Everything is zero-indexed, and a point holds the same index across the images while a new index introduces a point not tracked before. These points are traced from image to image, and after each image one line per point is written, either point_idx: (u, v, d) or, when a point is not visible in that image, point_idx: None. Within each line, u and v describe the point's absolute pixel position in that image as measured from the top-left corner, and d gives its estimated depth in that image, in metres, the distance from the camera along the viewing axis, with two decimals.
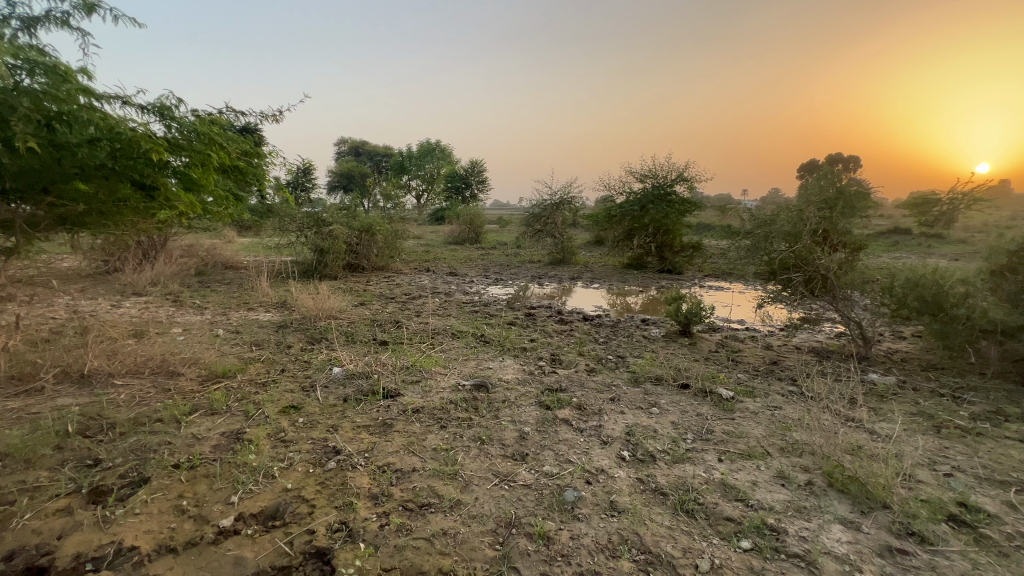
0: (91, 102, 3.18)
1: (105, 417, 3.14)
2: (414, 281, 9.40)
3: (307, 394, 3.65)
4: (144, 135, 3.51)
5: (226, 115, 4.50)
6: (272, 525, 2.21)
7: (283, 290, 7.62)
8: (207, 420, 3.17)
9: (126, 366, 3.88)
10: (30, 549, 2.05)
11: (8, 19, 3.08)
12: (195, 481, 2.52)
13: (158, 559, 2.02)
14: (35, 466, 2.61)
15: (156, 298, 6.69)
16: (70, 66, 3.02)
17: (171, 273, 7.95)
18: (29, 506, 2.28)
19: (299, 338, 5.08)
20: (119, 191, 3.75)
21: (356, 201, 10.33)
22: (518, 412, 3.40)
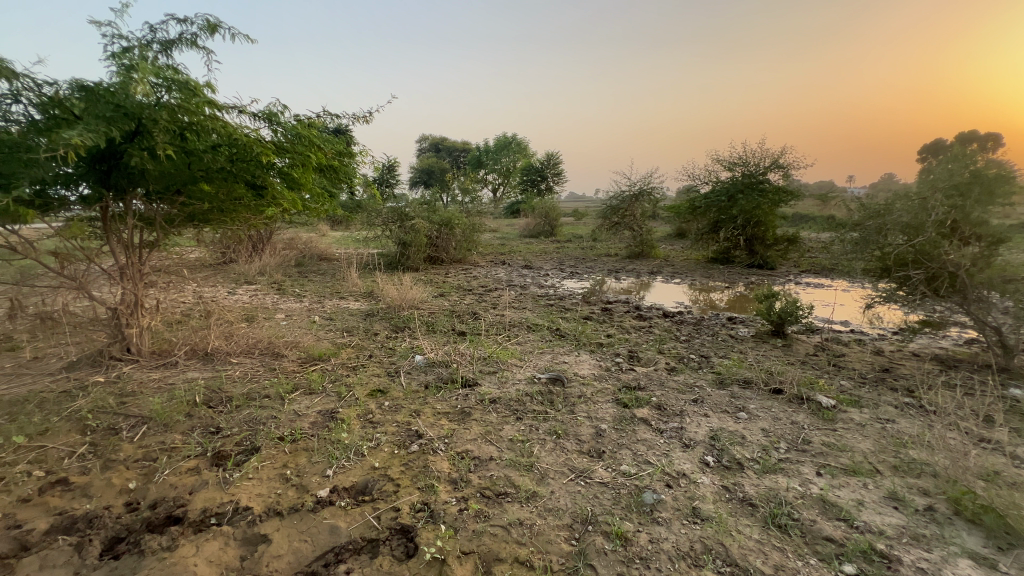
0: (214, 112, 3.60)
1: (224, 391, 3.57)
2: (490, 273, 9.60)
3: (392, 379, 3.87)
4: (256, 139, 3.90)
5: (323, 118, 4.89)
6: (362, 499, 2.38)
7: (371, 281, 8.14)
8: (307, 399, 3.49)
9: (241, 346, 4.37)
10: (169, 501, 2.40)
11: (150, 44, 3.56)
12: (297, 453, 2.79)
13: (267, 520, 2.26)
14: (172, 430, 3.03)
15: (264, 286, 7.46)
16: (198, 81, 3.43)
17: (275, 264, 8.83)
18: (168, 464, 2.67)
19: (385, 326, 5.41)
20: (236, 191, 4.22)
21: (437, 196, 10.73)
22: (595, 409, 3.36)
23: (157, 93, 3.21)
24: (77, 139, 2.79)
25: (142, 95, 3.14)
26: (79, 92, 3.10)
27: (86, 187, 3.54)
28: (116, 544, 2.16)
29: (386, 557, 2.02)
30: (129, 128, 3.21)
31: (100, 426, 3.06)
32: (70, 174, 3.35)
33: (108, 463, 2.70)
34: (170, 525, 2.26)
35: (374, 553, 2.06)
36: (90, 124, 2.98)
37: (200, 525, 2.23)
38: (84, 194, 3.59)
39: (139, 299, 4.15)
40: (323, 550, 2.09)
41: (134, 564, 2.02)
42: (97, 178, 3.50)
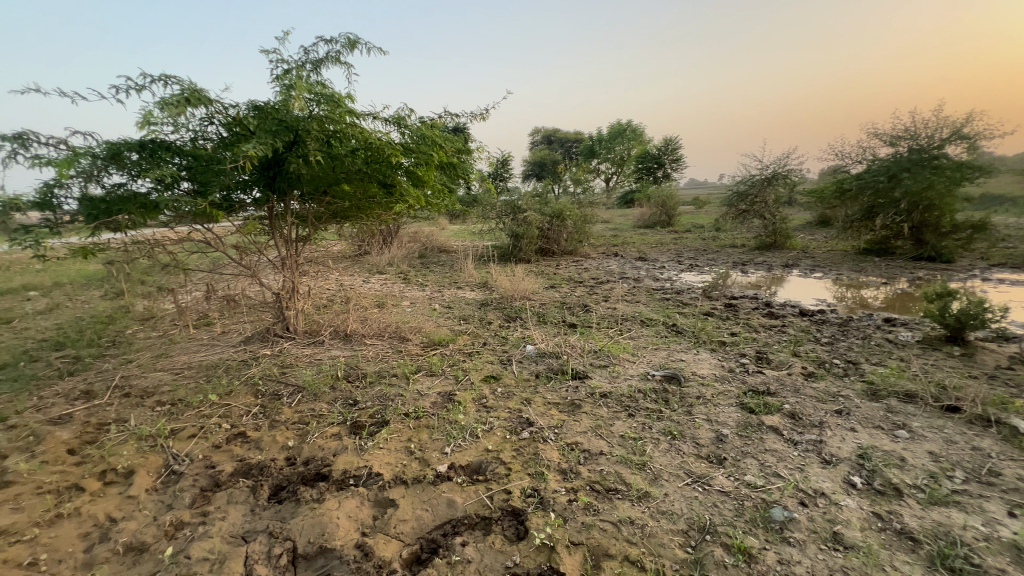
0: (353, 120, 4.03)
1: (360, 368, 4.02)
2: (602, 265, 9.41)
3: (505, 367, 4.02)
4: (387, 142, 4.28)
5: (444, 118, 5.20)
6: (477, 479, 2.52)
7: (486, 271, 8.50)
8: (428, 380, 3.79)
9: (373, 330, 4.89)
10: (318, 460, 2.79)
11: (305, 65, 4.10)
12: (420, 429, 3.04)
13: (395, 487, 2.51)
14: (320, 399, 3.52)
15: (393, 276, 8.21)
16: (341, 93, 3.88)
17: (402, 256, 9.69)
18: (317, 428, 3.10)
19: (498, 315, 5.63)
20: (370, 190, 4.69)
21: (549, 187, 10.77)
22: (715, 412, 3.13)
23: (311, 107, 3.70)
24: (252, 151, 3.35)
25: (300, 110, 3.64)
26: (254, 112, 3.69)
27: (258, 191, 4.21)
28: (279, 491, 2.57)
29: (498, 536, 2.12)
30: (289, 139, 3.75)
31: (268, 391, 3.66)
32: (247, 181, 4.01)
33: (273, 422, 3.23)
34: (319, 480, 2.62)
35: (487, 530, 2.17)
36: (261, 138, 3.54)
37: (341, 484, 2.56)
38: (256, 197, 4.27)
39: (295, 286, 4.84)
40: (441, 521, 2.26)
41: (293, 510, 2.39)
42: (266, 183, 4.14)
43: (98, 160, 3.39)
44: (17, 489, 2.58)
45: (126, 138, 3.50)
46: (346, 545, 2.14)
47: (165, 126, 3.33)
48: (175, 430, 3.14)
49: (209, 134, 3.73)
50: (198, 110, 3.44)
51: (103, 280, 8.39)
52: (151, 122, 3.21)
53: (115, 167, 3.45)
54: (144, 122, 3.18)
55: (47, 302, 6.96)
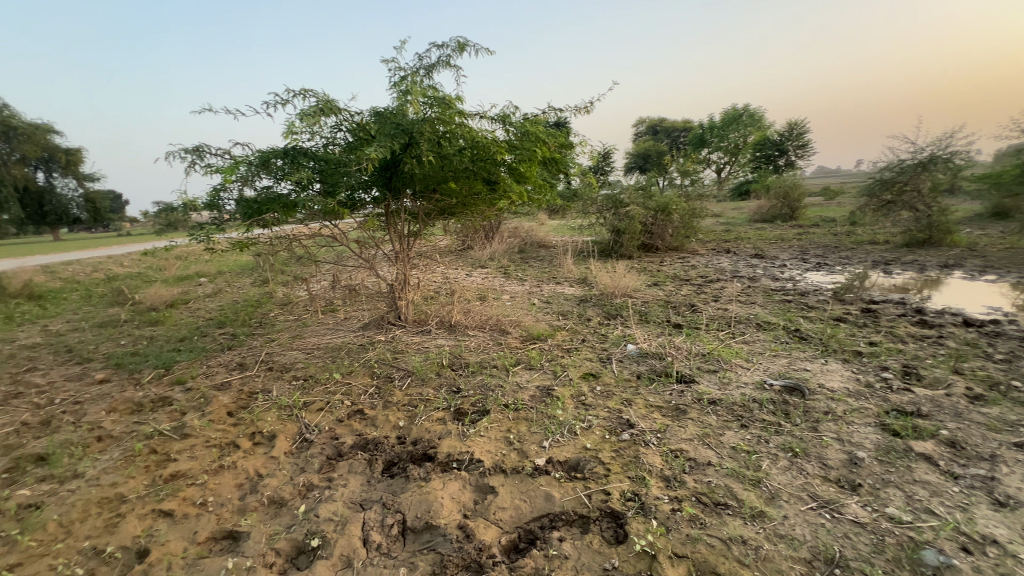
0: (462, 120, 4.22)
1: (463, 357, 4.22)
2: (712, 262, 8.79)
3: (604, 365, 3.94)
4: (492, 140, 4.42)
5: (548, 114, 5.22)
6: (575, 475, 2.52)
7: (585, 267, 8.42)
8: (527, 373, 3.86)
9: (476, 321, 5.09)
10: (424, 441, 2.98)
11: (420, 71, 4.38)
12: (519, 421, 3.11)
13: (495, 474, 2.60)
14: (427, 384, 3.76)
15: (494, 270, 8.49)
16: (452, 95, 4.08)
17: (502, 251, 9.98)
18: (424, 411, 3.32)
19: (597, 312, 5.54)
20: (476, 188, 4.88)
21: (653, 180, 10.30)
22: (847, 431, 2.76)
23: (424, 110, 3.95)
24: (374, 154, 3.67)
25: (414, 114, 3.90)
26: (375, 118, 4.04)
27: (376, 191, 4.60)
28: (391, 466, 2.81)
29: (596, 537, 2.10)
30: (405, 141, 4.03)
31: (382, 374, 4.00)
32: (368, 181, 4.39)
33: (387, 402, 3.52)
34: (425, 460, 2.81)
35: (585, 529, 2.16)
36: (381, 141, 3.85)
37: (445, 466, 2.72)
38: (375, 196, 4.67)
39: (407, 278, 5.22)
40: (538, 513, 2.29)
41: (403, 486, 2.59)
42: (384, 183, 4.50)
43: (253, 167, 3.97)
44: (192, 441, 3.13)
45: (273, 147, 4.04)
46: (450, 524, 2.26)
47: (303, 134, 3.78)
48: (307, 402, 3.58)
49: (338, 140, 4.16)
50: (329, 119, 3.85)
51: (253, 269, 9.83)
52: (293, 132, 3.67)
53: (264, 172, 4.01)
54: (288, 132, 3.64)
55: (214, 287, 8.35)
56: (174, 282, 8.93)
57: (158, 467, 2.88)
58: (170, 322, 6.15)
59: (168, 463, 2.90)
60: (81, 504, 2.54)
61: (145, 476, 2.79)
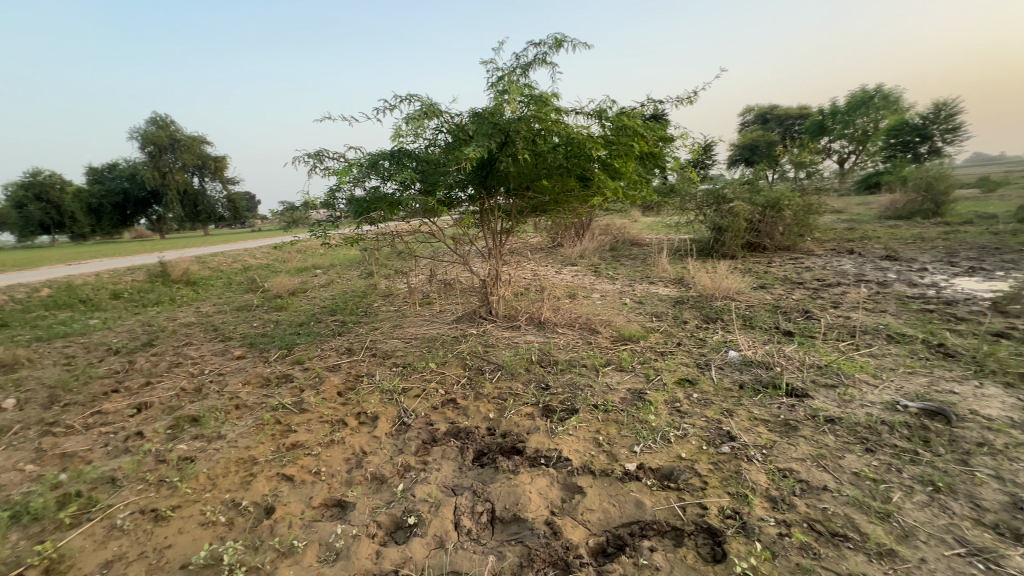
0: (558, 117, 4.22)
1: (552, 355, 4.24)
2: (831, 264, 7.87)
3: (701, 372, 3.72)
4: (588, 136, 4.35)
5: (646, 106, 5.01)
6: (668, 485, 2.41)
7: (681, 267, 7.99)
8: (617, 374, 3.76)
9: (565, 319, 5.08)
10: (513, 434, 3.04)
11: (516, 70, 4.45)
12: (608, 423, 3.05)
13: (584, 475, 2.57)
14: (516, 378, 3.83)
15: (584, 268, 8.39)
16: (548, 93, 4.09)
17: (593, 248, 9.81)
18: (514, 405, 3.39)
19: (695, 315, 5.23)
20: (569, 184, 4.84)
21: (762, 173, 9.46)
22: (1008, 468, 2.32)
23: (520, 109, 4.02)
24: (472, 154, 3.79)
25: (511, 113, 3.97)
26: (474, 118, 4.18)
27: (472, 189, 4.76)
28: (481, 456, 2.91)
29: (691, 552, 1.99)
30: (501, 140, 4.12)
31: (474, 366, 4.15)
32: (465, 180, 4.56)
33: (478, 394, 3.65)
34: (514, 454, 2.87)
35: (678, 542, 2.06)
36: (479, 141, 3.98)
37: (534, 461, 2.75)
38: (471, 194, 4.83)
39: (498, 274, 5.36)
40: (628, 519, 2.23)
41: (492, 476, 2.67)
42: (480, 182, 4.64)
43: (364, 169, 4.32)
44: (309, 415, 3.51)
45: (381, 150, 4.36)
46: (537, 519, 2.29)
47: (409, 137, 4.03)
48: (406, 388, 3.83)
49: (438, 141, 4.39)
50: (432, 122, 4.06)
51: (360, 263, 10.73)
52: (400, 135, 3.93)
53: (374, 173, 4.35)
54: (395, 136, 3.91)
55: (328, 278, 9.27)
56: (296, 273, 10.05)
57: (281, 436, 3.27)
58: (291, 309, 6.94)
59: (289, 433, 3.28)
60: (223, 461, 2.97)
61: (272, 442, 3.18)
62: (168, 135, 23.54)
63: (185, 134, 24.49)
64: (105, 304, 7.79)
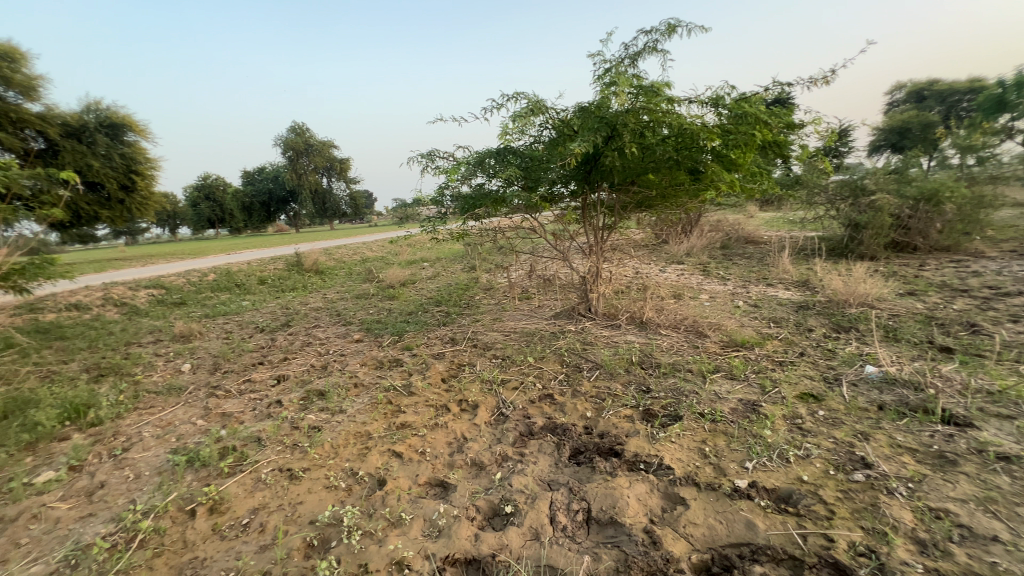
0: (669, 108, 4.01)
1: (654, 357, 4.06)
2: (1009, 269, 6.50)
3: (829, 387, 3.30)
4: (702, 126, 4.09)
5: (771, 91, 4.58)
6: (785, 509, 2.19)
7: (806, 267, 7.17)
8: (728, 383, 3.49)
9: (669, 321, 4.83)
10: (611, 436, 2.98)
11: (625, 61, 4.31)
12: (716, 434, 2.85)
13: (687, 486, 2.44)
14: (615, 379, 3.74)
15: (690, 267, 7.91)
16: (659, 83, 3.91)
17: (701, 246, 9.21)
18: (612, 406, 3.32)
19: (822, 323, 4.66)
20: (678, 178, 4.58)
21: (914, 160, 8.10)
22: None
23: (628, 101, 3.90)
24: (578, 149, 3.76)
25: (619, 105, 3.87)
26: (579, 113, 4.15)
27: (575, 184, 4.72)
28: (578, 454, 2.89)
29: None
30: (608, 134, 4.02)
31: (572, 363, 4.14)
32: (568, 175, 4.53)
33: (575, 391, 3.63)
34: (612, 456, 2.81)
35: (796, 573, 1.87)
36: (585, 136, 3.93)
37: (632, 465, 2.67)
38: (573, 190, 4.80)
39: (599, 271, 5.26)
40: (736, 540, 2.07)
41: (588, 475, 2.64)
42: (583, 177, 4.59)
43: (471, 167, 4.51)
44: (416, 399, 3.77)
45: (488, 148, 4.51)
46: (635, 526, 2.22)
47: (515, 135, 4.11)
48: (505, 380, 3.95)
49: (543, 138, 4.41)
50: (537, 119, 4.10)
51: (464, 257, 11.24)
52: (506, 133, 4.02)
53: (480, 171, 4.51)
54: (502, 134, 4.02)
55: (434, 271, 9.85)
56: (407, 265, 10.84)
57: (392, 415, 3.56)
58: (402, 298, 7.50)
59: (399, 413, 3.56)
60: (343, 433, 3.31)
61: (384, 420, 3.48)
62: (304, 141, 26.71)
63: (318, 139, 27.59)
64: (254, 288, 9.11)
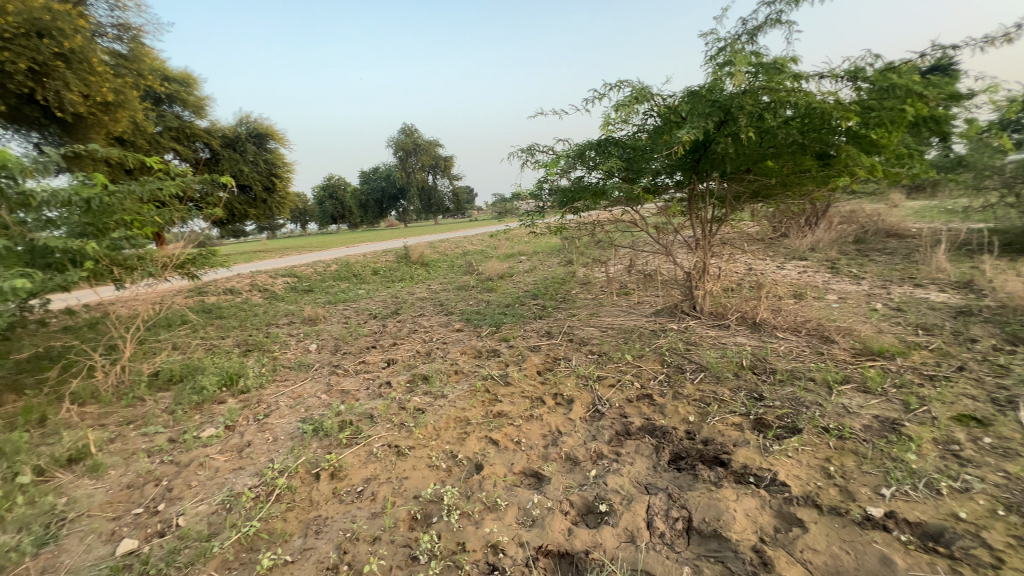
0: (795, 85, 3.62)
1: (768, 361, 3.70)
2: None
3: (999, 411, 2.74)
4: (835, 104, 3.62)
5: (928, 57, 3.92)
6: (934, 549, 1.88)
7: (968, 266, 6.02)
8: (860, 396, 3.07)
9: (788, 323, 4.37)
10: (716, 443, 2.78)
11: (741, 36, 3.95)
12: (844, 453, 2.52)
13: (806, 506, 2.19)
14: (723, 383, 3.48)
15: (815, 264, 7.07)
16: (785, 58, 3.57)
17: (829, 240, 8.18)
18: (718, 412, 3.10)
19: (991, 333, 3.88)
20: (803, 164, 4.09)
21: None
22: None
23: (745, 81, 3.59)
24: (686, 136, 3.52)
25: (735, 86, 3.57)
26: (688, 98, 3.91)
27: (680, 174, 4.45)
28: (678, 459, 2.74)
29: None
30: (720, 119, 3.72)
31: (673, 363, 3.93)
32: (674, 165, 4.28)
33: (677, 393, 3.44)
34: (717, 465, 2.63)
35: None
36: (694, 122, 3.68)
37: (740, 477, 2.47)
38: (678, 180, 4.53)
39: (706, 266, 4.92)
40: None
41: (689, 483, 2.50)
42: (690, 166, 4.30)
43: (570, 160, 4.46)
44: (513, 389, 3.86)
45: (589, 140, 4.43)
46: (743, 543, 2.06)
47: (618, 125, 3.99)
48: (601, 377, 3.87)
49: (647, 126, 4.22)
50: (641, 107, 3.93)
51: (561, 251, 11.23)
52: (609, 123, 3.92)
53: (580, 164, 4.46)
54: (605, 124, 3.92)
55: (531, 264, 9.97)
56: (505, 259, 11.10)
57: (490, 403, 3.68)
58: (500, 291, 7.72)
59: (496, 402, 3.67)
60: (445, 417, 3.51)
61: (482, 408, 3.62)
62: (412, 141, 28.52)
63: (424, 139, 29.27)
64: (369, 278, 9.98)
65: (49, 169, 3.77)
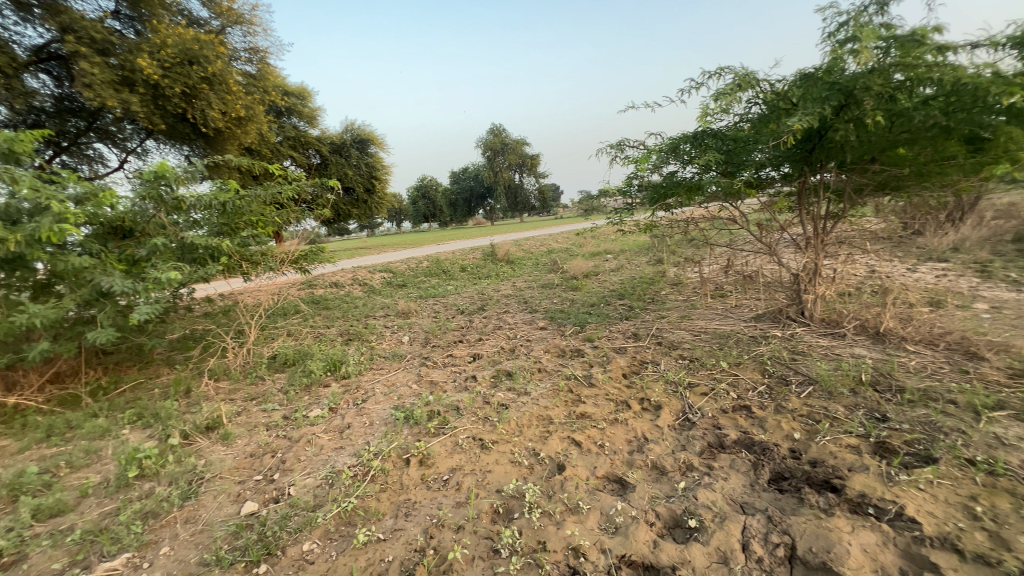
0: (938, 58, 3.14)
1: (894, 377, 3.24)
2: None
3: None
4: (993, 77, 3.07)
5: None
6: None
7: None
8: (1019, 426, 2.57)
9: (921, 335, 3.79)
10: (827, 466, 2.50)
11: (868, 8, 3.49)
12: (995, 492, 2.13)
13: (942, 550, 1.89)
14: (836, 400, 3.11)
15: (958, 267, 6.05)
16: (925, 28, 3.11)
17: (979, 239, 6.94)
18: (829, 431, 2.77)
19: None
20: (947, 150, 3.51)
21: None
22: None
23: (873, 58, 3.17)
24: (798, 124, 3.19)
25: (859, 65, 3.17)
26: (801, 82, 3.55)
27: (789, 166, 4.05)
28: (780, 479, 2.50)
29: None
30: (840, 103, 3.32)
31: (776, 373, 3.59)
32: (781, 157, 3.91)
33: (779, 407, 3.15)
34: (827, 490, 2.36)
35: None
36: (807, 109, 3.32)
37: (857, 507, 2.19)
38: (786, 172, 4.12)
39: (818, 268, 4.44)
40: None
41: (794, 507, 2.27)
42: (802, 157, 3.89)
43: (663, 154, 4.26)
44: (597, 391, 3.79)
45: (684, 132, 4.20)
46: None
47: (717, 115, 3.73)
48: (692, 384, 3.65)
49: (750, 115, 3.91)
50: (745, 94, 3.64)
51: (649, 250, 10.79)
52: (707, 114, 3.68)
53: (673, 158, 4.24)
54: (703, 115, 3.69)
55: (617, 263, 9.69)
56: (591, 257, 10.92)
57: (573, 403, 3.65)
58: (585, 289, 7.61)
59: (579, 403, 3.62)
60: (528, 414, 3.53)
61: (565, 407, 3.59)
62: (500, 141, 29.14)
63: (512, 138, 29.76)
64: (457, 274, 10.37)
65: (195, 177, 4.36)
